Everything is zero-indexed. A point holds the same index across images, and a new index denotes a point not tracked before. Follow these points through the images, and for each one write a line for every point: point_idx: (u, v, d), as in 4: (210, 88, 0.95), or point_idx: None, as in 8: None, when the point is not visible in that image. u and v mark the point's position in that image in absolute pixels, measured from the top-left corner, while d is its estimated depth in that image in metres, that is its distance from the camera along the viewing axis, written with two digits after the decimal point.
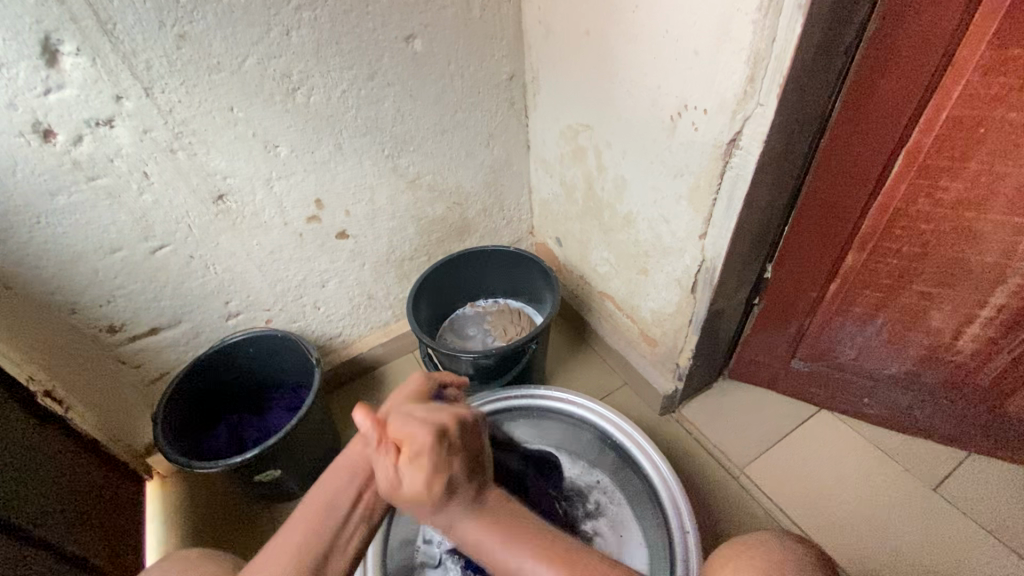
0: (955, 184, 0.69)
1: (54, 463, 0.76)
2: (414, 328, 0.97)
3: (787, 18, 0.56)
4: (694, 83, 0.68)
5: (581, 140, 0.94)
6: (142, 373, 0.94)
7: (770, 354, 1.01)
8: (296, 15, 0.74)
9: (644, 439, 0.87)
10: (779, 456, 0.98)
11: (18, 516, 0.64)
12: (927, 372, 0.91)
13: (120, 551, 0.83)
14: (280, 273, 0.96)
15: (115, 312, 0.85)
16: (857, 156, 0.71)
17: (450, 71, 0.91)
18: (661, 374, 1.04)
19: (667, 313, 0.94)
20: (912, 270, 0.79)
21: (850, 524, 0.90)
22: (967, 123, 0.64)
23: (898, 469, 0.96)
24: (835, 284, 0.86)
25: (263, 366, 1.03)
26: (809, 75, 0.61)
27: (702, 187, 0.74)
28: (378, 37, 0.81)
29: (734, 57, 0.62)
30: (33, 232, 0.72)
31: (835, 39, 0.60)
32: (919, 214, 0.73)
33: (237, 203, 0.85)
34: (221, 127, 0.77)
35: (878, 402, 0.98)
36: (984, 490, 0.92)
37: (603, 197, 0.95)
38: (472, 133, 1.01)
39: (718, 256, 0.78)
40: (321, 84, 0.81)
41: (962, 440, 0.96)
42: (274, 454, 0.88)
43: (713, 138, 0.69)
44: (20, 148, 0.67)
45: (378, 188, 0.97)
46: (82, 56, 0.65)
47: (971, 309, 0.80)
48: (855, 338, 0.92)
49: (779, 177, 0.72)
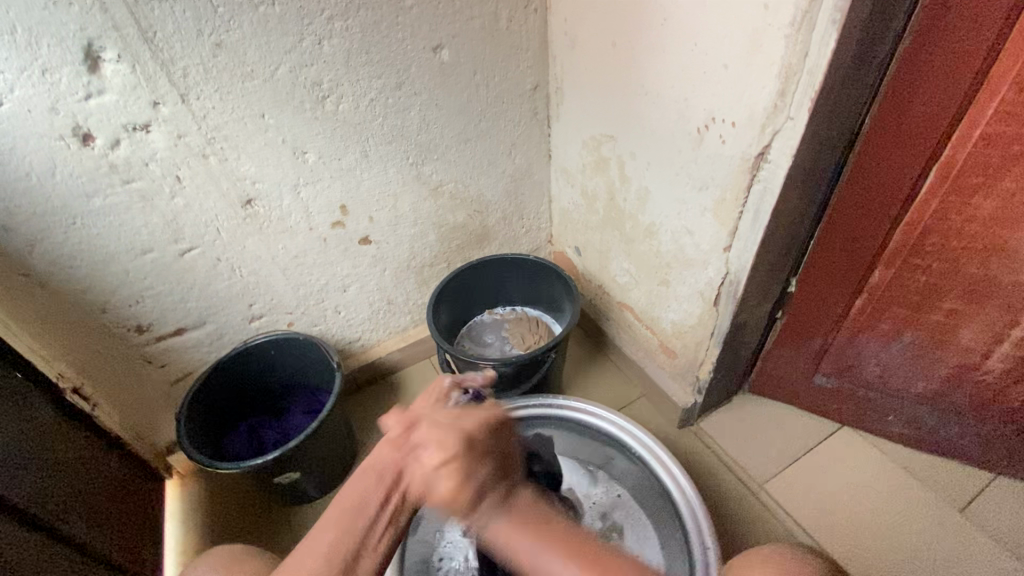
0: (987, 202, 0.68)
1: (78, 459, 0.77)
2: (434, 334, 0.97)
3: (821, 32, 0.56)
4: (722, 96, 0.68)
5: (604, 151, 0.94)
6: (167, 372, 0.95)
7: (792, 369, 1.00)
8: (329, 25, 0.75)
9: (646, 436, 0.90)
10: (800, 472, 0.97)
11: (42, 510, 0.65)
12: (954, 392, 0.89)
13: (139, 548, 0.84)
14: (303, 277, 0.97)
15: (143, 312, 0.87)
16: (886, 173, 0.70)
17: (476, 82, 0.92)
18: (681, 386, 1.03)
19: (689, 324, 0.93)
20: (942, 287, 0.78)
21: (874, 545, 0.88)
22: (1001, 140, 0.63)
23: (923, 489, 0.94)
24: (861, 301, 0.85)
25: (285, 369, 1.04)
26: (841, 90, 0.61)
27: (729, 201, 0.74)
28: (406, 47, 0.82)
29: (765, 70, 0.61)
30: (69, 233, 0.74)
31: (868, 55, 0.59)
32: (951, 230, 0.72)
33: (265, 207, 0.86)
34: (252, 133, 0.79)
35: (903, 421, 0.96)
36: (1011, 513, 0.90)
37: (625, 208, 0.95)
38: (495, 142, 1.02)
39: (743, 269, 0.78)
40: (350, 93, 0.82)
41: (989, 462, 0.94)
42: (293, 457, 0.88)
43: (740, 151, 0.69)
44: (59, 151, 0.69)
45: (402, 195, 0.98)
46: (122, 63, 0.66)
47: (1002, 328, 0.78)
48: (879, 355, 0.91)
49: (807, 190, 0.72)
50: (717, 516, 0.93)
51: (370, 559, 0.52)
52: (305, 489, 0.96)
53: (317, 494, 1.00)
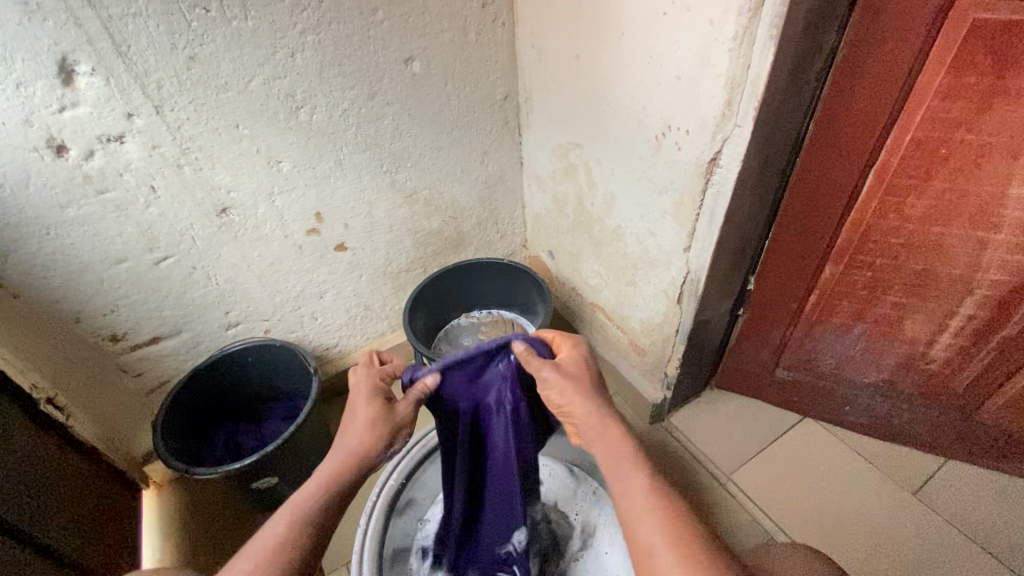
0: (921, 202, 0.74)
1: (54, 468, 0.77)
2: (410, 336, 1.00)
3: (761, 46, 0.60)
4: (676, 106, 0.72)
5: (572, 158, 0.98)
6: (142, 382, 0.95)
7: (755, 364, 1.04)
8: (301, 39, 0.78)
9: None
10: (764, 462, 1.02)
11: (17, 518, 0.65)
12: (904, 380, 0.94)
13: (116, 558, 0.84)
14: (278, 284, 0.99)
15: (118, 321, 0.87)
16: (829, 177, 0.76)
17: (447, 92, 0.96)
18: (650, 383, 1.07)
19: (656, 323, 0.97)
20: (885, 281, 0.83)
21: (834, 530, 0.93)
22: (929, 145, 0.69)
23: (879, 473, 0.99)
24: (814, 297, 0.90)
25: (265, 376, 1.05)
26: (782, 100, 0.66)
27: (686, 204, 0.78)
28: (378, 59, 0.85)
29: (713, 81, 0.66)
30: (42, 243, 0.75)
31: (803, 69, 0.64)
32: (891, 228, 0.77)
33: (240, 216, 0.88)
34: (227, 143, 0.80)
35: (860, 411, 1.02)
36: (959, 493, 0.96)
37: (593, 212, 0.99)
38: (468, 150, 1.05)
39: (703, 268, 0.82)
40: (324, 103, 0.84)
41: (938, 447, 1.00)
42: (270, 462, 0.89)
43: (694, 156, 0.73)
44: (33, 162, 0.70)
45: (377, 202, 1.00)
46: (97, 76, 0.68)
47: (943, 319, 0.84)
48: (834, 348, 0.96)
49: (758, 192, 0.76)
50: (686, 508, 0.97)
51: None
52: (283, 494, 0.97)
53: None
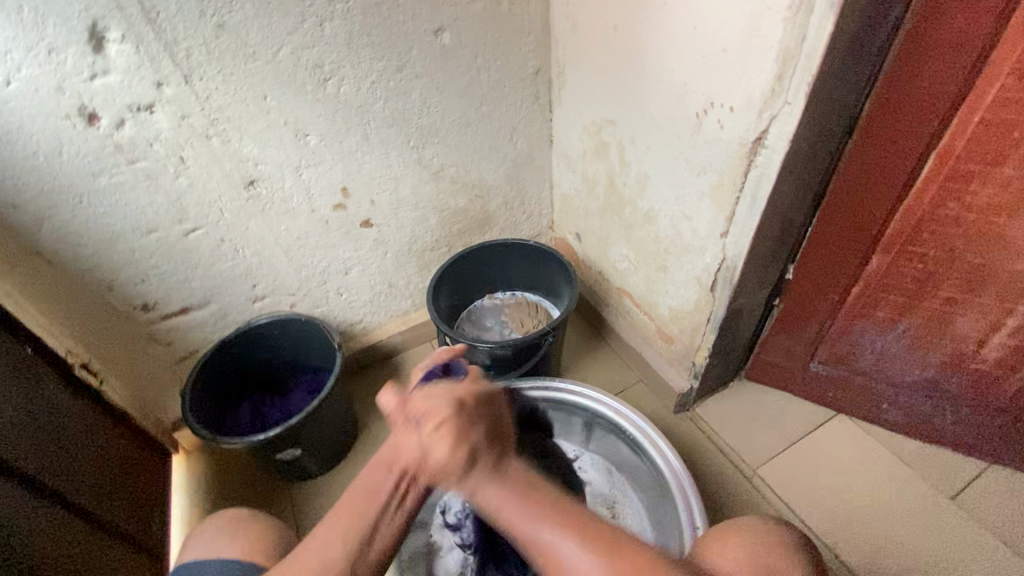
0: (985, 189, 0.68)
1: (90, 431, 0.80)
2: (433, 315, 0.99)
3: (819, 15, 0.55)
4: (720, 82, 0.68)
5: (604, 136, 0.94)
6: (172, 351, 0.98)
7: (788, 356, 1.00)
8: (330, 7, 0.75)
9: (640, 418, 0.92)
10: (793, 457, 0.98)
11: (53, 479, 0.68)
12: (951, 379, 0.89)
13: (147, 520, 0.87)
14: (305, 259, 0.99)
15: (149, 291, 0.88)
16: (884, 161, 0.71)
17: (478, 64, 0.92)
18: (677, 373, 1.04)
19: (686, 310, 0.94)
20: (937, 274, 0.78)
21: (863, 531, 0.90)
22: (1000, 127, 0.64)
23: (915, 475, 0.95)
24: (857, 288, 0.86)
25: (290, 350, 1.05)
26: (839, 76, 0.61)
27: (726, 186, 0.74)
28: (407, 29, 0.83)
29: (763, 54, 0.62)
30: (76, 211, 0.76)
31: (866, 40, 0.59)
32: (948, 218, 0.72)
33: (267, 188, 0.87)
34: (255, 114, 0.79)
35: (898, 409, 0.97)
36: (1001, 501, 0.91)
37: (624, 193, 0.96)
38: (496, 127, 1.02)
39: (740, 255, 0.78)
40: (351, 75, 0.82)
41: (983, 450, 0.95)
42: (294, 434, 0.90)
43: (738, 136, 0.69)
44: (66, 130, 0.70)
45: (403, 178, 0.98)
46: (127, 43, 0.67)
47: (998, 317, 0.78)
48: (876, 343, 0.91)
49: (805, 176, 0.72)
50: (709, 501, 0.95)
51: (376, 542, 0.52)
52: (305, 466, 0.99)
53: (318, 470, 1.02)
